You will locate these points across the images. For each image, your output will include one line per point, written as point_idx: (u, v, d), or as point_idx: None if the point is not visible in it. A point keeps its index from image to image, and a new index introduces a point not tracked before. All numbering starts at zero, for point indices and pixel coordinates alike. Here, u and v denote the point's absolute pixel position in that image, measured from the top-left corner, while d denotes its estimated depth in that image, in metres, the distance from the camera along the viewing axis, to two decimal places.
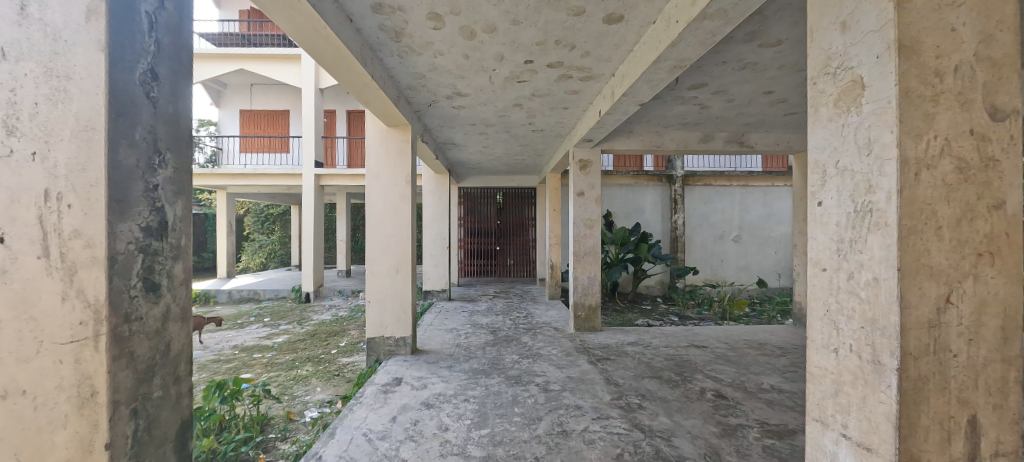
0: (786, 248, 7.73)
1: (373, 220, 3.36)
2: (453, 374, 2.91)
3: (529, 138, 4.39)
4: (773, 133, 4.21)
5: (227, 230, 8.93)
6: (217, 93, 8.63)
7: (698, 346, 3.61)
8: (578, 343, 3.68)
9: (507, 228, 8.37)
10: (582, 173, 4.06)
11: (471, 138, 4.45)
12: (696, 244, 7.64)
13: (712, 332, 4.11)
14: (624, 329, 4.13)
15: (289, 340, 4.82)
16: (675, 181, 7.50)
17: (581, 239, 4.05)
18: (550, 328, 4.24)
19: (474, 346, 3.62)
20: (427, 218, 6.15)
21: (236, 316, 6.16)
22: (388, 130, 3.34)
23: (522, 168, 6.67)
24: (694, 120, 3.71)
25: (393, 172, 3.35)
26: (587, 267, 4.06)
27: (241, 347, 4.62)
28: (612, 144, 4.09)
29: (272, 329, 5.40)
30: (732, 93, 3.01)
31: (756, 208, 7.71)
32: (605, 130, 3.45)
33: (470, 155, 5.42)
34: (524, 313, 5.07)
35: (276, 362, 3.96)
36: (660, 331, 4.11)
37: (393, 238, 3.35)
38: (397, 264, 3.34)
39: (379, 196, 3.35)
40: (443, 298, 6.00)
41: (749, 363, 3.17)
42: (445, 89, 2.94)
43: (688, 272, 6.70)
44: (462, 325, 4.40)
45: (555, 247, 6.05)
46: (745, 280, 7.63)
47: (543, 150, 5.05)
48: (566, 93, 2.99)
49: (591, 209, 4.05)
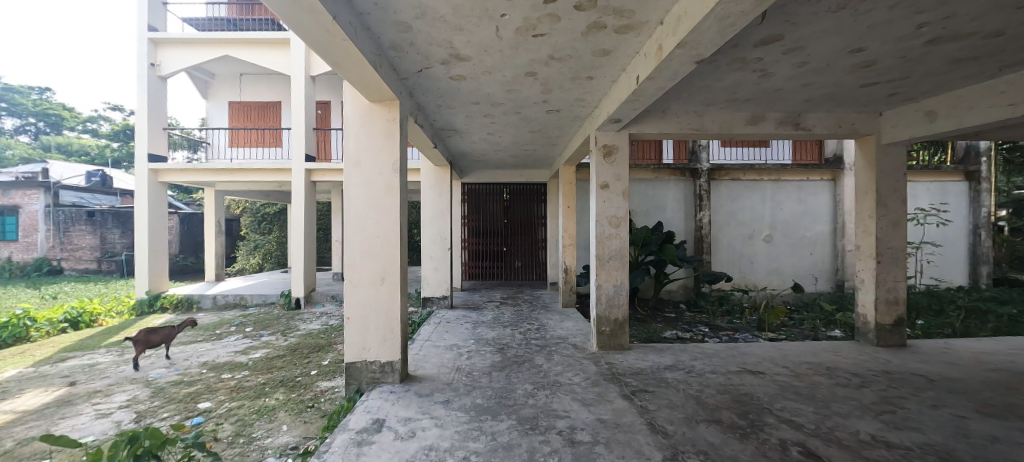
0: (824, 249, 6.99)
1: (352, 216, 2.71)
2: (450, 415, 2.25)
3: (542, 121, 3.74)
4: (835, 113, 3.51)
5: (216, 230, 8.39)
6: (205, 83, 8.13)
7: (753, 372, 2.93)
8: (604, 367, 3.01)
9: (515, 228, 7.75)
10: (606, 161, 3.40)
11: (475, 122, 3.80)
12: (723, 245, 6.92)
13: (763, 352, 3.41)
14: (656, 348, 3.46)
15: (266, 356, 4.21)
16: (700, 174, 6.80)
17: (605, 240, 3.39)
18: (567, 346, 3.57)
19: (478, 370, 2.98)
20: (426, 215, 5.51)
21: (216, 325, 5.59)
22: (370, 107, 2.70)
23: (532, 161, 6.02)
24: (746, 94, 3.01)
25: (378, 158, 2.71)
26: (612, 274, 3.40)
27: (211, 365, 4.03)
28: (643, 128, 3.43)
29: (252, 342, 4.81)
30: (807, 51, 2.32)
31: (790, 204, 6.99)
32: (639, 106, 2.77)
33: (474, 145, 4.77)
34: (536, 325, 4.42)
35: (244, 387, 3.36)
36: (700, 350, 3.42)
37: (378, 239, 2.71)
38: (382, 271, 2.70)
39: (361, 187, 2.71)
40: (444, 306, 5.37)
41: (826, 398, 2.48)
42: (439, 50, 2.29)
43: (718, 278, 5.99)
44: (464, 342, 3.75)
45: (569, 249, 5.39)
46: (777, 284, 6.90)
47: (558, 138, 4.40)
48: (595, 52, 2.30)
49: (617, 204, 3.38)
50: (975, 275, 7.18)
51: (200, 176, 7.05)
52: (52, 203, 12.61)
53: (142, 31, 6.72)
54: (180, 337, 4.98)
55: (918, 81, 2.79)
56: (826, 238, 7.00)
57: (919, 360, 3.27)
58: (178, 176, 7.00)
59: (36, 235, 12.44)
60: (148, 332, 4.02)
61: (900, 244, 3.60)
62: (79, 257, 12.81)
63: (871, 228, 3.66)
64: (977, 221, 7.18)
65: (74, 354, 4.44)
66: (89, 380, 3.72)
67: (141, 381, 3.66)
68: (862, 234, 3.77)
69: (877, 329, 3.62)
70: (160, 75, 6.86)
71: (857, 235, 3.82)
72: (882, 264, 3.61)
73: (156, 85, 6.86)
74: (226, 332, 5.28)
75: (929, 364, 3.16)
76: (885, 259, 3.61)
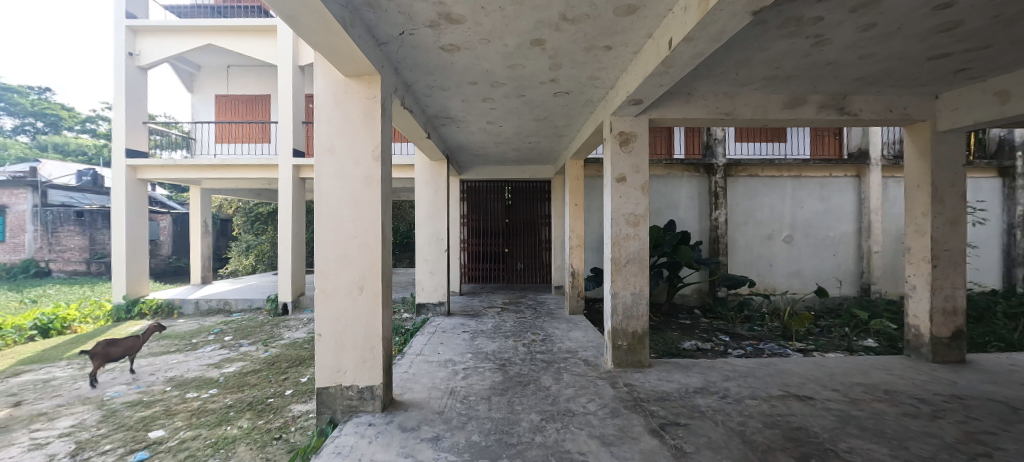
0: (847, 250, 6.53)
1: (323, 212, 2.27)
2: (439, 459, 1.78)
3: (549, 106, 3.30)
4: (885, 95, 3.06)
5: (201, 231, 7.97)
6: (190, 76, 7.74)
7: (801, 397, 2.47)
8: (624, 391, 2.56)
9: (517, 228, 7.32)
10: (623, 151, 2.95)
11: (472, 108, 3.37)
12: (740, 246, 6.46)
13: (804, 369, 2.96)
14: (681, 365, 3.02)
15: (240, 371, 3.77)
16: (716, 170, 6.33)
17: (622, 241, 2.94)
18: (578, 362, 3.12)
19: (475, 394, 2.54)
20: (421, 214, 5.06)
21: (193, 333, 5.16)
22: (345, 83, 2.27)
23: (536, 156, 5.60)
24: (790, 69, 2.56)
25: (355, 143, 2.27)
26: (629, 281, 2.95)
27: (176, 382, 3.59)
28: (665, 112, 2.98)
29: (229, 353, 4.38)
30: (882, 8, 1.84)
31: (812, 202, 6.53)
32: (666, 81, 2.31)
33: (473, 136, 4.34)
34: (541, 335, 3.98)
35: (206, 411, 2.91)
36: (731, 367, 2.97)
37: (356, 240, 2.27)
38: (361, 278, 2.26)
39: (335, 179, 2.27)
40: (440, 313, 4.92)
41: (899, 436, 2.02)
42: (424, 8, 1.83)
43: (741, 282, 5.47)
44: (460, 356, 3.32)
45: (577, 251, 4.96)
46: (798, 288, 6.43)
47: (565, 128, 3.97)
48: (621, 9, 1.84)
49: (636, 201, 2.94)
50: (1009, 278, 6.67)
51: (180, 172, 6.63)
52: (39, 202, 12.18)
53: (119, 18, 6.32)
54: (150, 347, 4.53)
55: (1000, 52, 2.33)
56: (850, 238, 6.54)
57: (988, 380, 2.80)
58: (158, 173, 6.57)
59: (23, 235, 12.07)
60: (107, 344, 3.63)
61: (959, 245, 3.15)
62: (68, 258, 12.43)
63: (925, 227, 3.19)
64: (1011, 219, 6.70)
65: (30, 368, 4.01)
66: (37, 400, 3.28)
67: (94, 402, 3.23)
68: (913, 234, 3.31)
69: (933, 343, 3.16)
70: (139, 65, 6.46)
71: (907, 236, 3.36)
72: (938, 269, 3.15)
73: (135, 76, 6.46)
74: (203, 341, 4.84)
75: (1003, 385, 2.70)
76: (942, 263, 3.14)
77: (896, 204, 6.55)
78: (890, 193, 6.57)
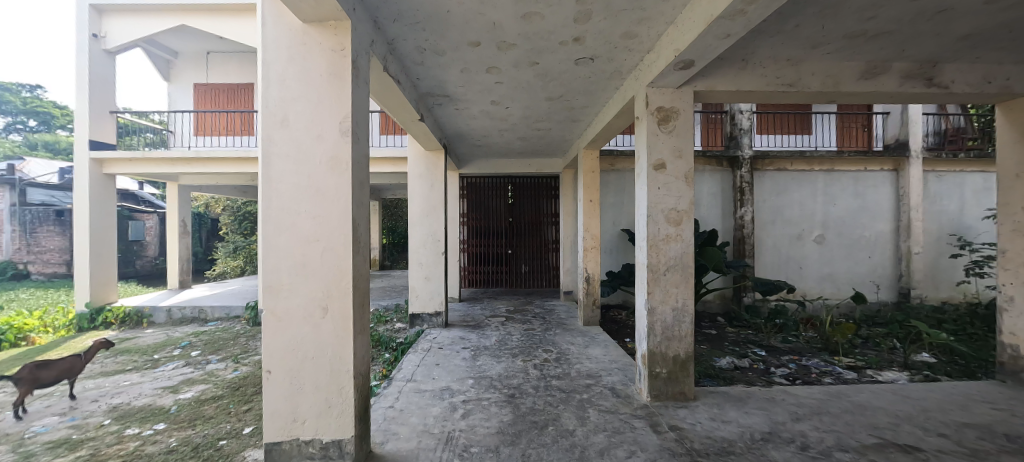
0: (884, 251, 5.96)
1: (274, 206, 1.67)
2: None
3: (567, 78, 2.71)
4: (984, 62, 2.48)
5: (178, 231, 7.36)
6: (168, 63, 7.16)
7: (906, 447, 1.87)
8: (671, 438, 1.94)
9: (522, 228, 6.75)
10: (662, 130, 2.36)
11: (473, 81, 2.76)
12: (767, 248, 5.88)
13: (890, 405, 2.36)
14: (732, 398, 2.42)
15: (197, 398, 3.17)
16: (742, 163, 5.74)
17: (660, 244, 2.35)
18: (604, 393, 2.52)
19: (479, 444, 1.92)
20: (414, 213, 4.43)
21: (157, 347, 4.56)
22: (303, 32, 1.68)
23: (544, 147, 5.01)
24: (886, 21, 1.96)
25: (317, 113, 1.68)
26: (669, 294, 2.36)
27: (119, 413, 3.00)
28: (715, 84, 2.39)
29: (192, 372, 3.79)
30: None
31: (845, 199, 5.95)
32: (734, 30, 1.70)
33: (474, 121, 3.74)
34: (554, 353, 3.39)
35: (139, 458, 2.28)
36: (796, 401, 2.38)
37: (318, 244, 1.67)
38: (325, 295, 1.67)
39: (289, 160, 1.68)
40: (437, 325, 4.34)
41: None
42: None
43: (778, 288, 4.61)
44: (459, 384, 2.73)
45: (592, 253, 4.38)
46: (831, 293, 5.86)
47: (582, 110, 3.40)
48: None
49: (678, 193, 2.36)
50: None
51: (152, 167, 6.03)
52: (17, 201, 11.42)
53: None
54: (102, 365, 3.95)
55: None
56: (887, 238, 5.96)
57: None
58: (126, 167, 5.97)
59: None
60: (35, 367, 3.05)
61: None
62: (47, 260, 11.87)
63: None
64: None
65: None
66: None
67: (10, 441, 2.63)
68: (1010, 234, 2.72)
69: None
70: (105, 49, 5.86)
71: (1001, 236, 2.77)
72: None
73: (102, 61, 5.87)
74: (166, 357, 4.25)
75: None
76: None
77: (937, 201, 5.99)
78: (930, 189, 6.01)
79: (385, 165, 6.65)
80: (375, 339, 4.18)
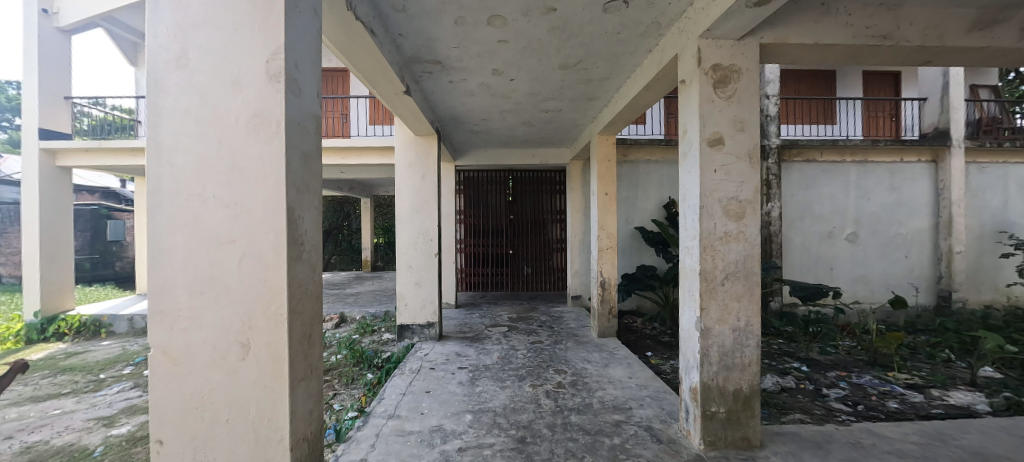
0: (922, 250, 5.43)
1: (164, 191, 1.08)
2: None
3: (590, 33, 2.13)
4: None
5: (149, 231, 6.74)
6: (134, 46, 6.57)
7: None
8: None
9: (523, 226, 6.19)
10: (718, 96, 1.80)
11: (471, 37, 2.17)
12: (795, 247, 5.35)
13: (1018, 455, 1.80)
14: (809, 445, 1.85)
15: (132, 436, 2.59)
16: (769, 153, 5.20)
17: (717, 245, 1.79)
18: (640, 436, 1.95)
19: None
20: (402, 208, 3.82)
21: (107, 364, 3.98)
22: None
23: (550, 133, 4.44)
24: None
25: (234, 46, 1.10)
26: (727, 310, 1.80)
27: (27, 458, 2.39)
28: (787, 35, 1.82)
29: (137, 398, 3.21)
30: None
31: (879, 193, 5.42)
32: None
33: (471, 98, 3.17)
34: (568, 375, 2.82)
35: None
36: (893, 449, 1.83)
37: (235, 245, 1.10)
38: (246, 326, 1.10)
39: (189, 117, 1.10)
40: (429, 338, 3.77)
41: None
42: None
43: (822, 294, 3.99)
44: (454, 421, 2.15)
45: (607, 255, 3.82)
46: (864, 296, 5.34)
47: (601, 83, 2.84)
48: None
49: (740, 178, 1.79)
50: None
51: (111, 158, 5.32)
52: None
53: None
54: (34, 390, 3.36)
55: None
56: (925, 236, 5.44)
57: None
58: (82, 159, 5.31)
59: None
60: None
61: None
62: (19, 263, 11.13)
63: None
64: None
65: None
66: None
67: None
68: None
69: None
70: (58, 27, 5.24)
71: None
72: None
73: (54, 41, 5.25)
74: (114, 377, 3.67)
75: None
76: None
77: (978, 196, 5.47)
78: (970, 182, 5.49)
79: (373, 157, 6.06)
80: (358, 354, 3.61)
